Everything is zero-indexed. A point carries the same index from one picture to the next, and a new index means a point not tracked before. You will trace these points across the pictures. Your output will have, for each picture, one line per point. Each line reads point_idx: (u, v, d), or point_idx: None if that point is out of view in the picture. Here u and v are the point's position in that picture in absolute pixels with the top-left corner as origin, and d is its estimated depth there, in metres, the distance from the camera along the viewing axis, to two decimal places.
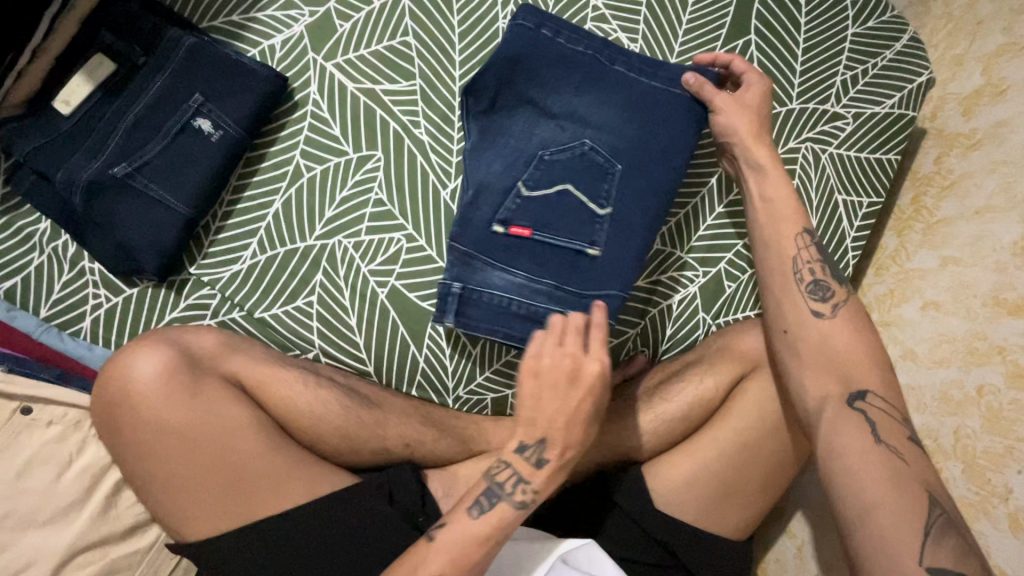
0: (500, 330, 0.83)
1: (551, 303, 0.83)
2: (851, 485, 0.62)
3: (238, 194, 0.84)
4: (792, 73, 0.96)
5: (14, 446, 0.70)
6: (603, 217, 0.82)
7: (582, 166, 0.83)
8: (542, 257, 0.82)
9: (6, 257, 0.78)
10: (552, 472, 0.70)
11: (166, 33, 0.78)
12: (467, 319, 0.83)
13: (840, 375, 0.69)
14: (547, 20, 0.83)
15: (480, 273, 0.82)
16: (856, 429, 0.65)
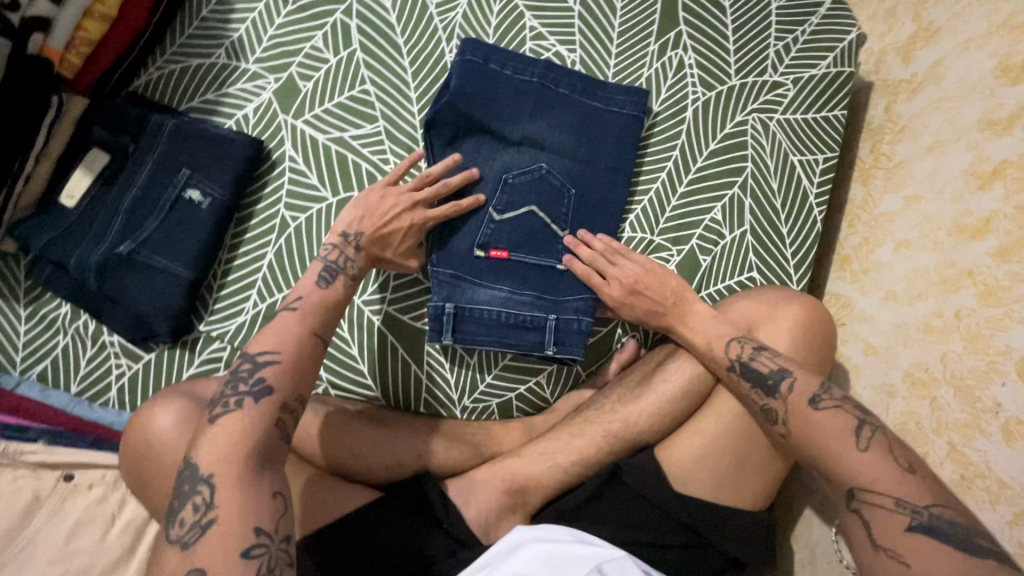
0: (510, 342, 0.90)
1: (535, 311, 0.90)
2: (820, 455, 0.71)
3: (233, 251, 0.91)
4: (726, 53, 1.01)
5: (62, 511, 0.74)
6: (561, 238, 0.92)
7: (543, 187, 0.92)
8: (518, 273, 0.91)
9: (35, 343, 0.85)
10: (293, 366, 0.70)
11: (149, 120, 0.87)
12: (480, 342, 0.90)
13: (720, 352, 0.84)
14: (491, 55, 0.91)
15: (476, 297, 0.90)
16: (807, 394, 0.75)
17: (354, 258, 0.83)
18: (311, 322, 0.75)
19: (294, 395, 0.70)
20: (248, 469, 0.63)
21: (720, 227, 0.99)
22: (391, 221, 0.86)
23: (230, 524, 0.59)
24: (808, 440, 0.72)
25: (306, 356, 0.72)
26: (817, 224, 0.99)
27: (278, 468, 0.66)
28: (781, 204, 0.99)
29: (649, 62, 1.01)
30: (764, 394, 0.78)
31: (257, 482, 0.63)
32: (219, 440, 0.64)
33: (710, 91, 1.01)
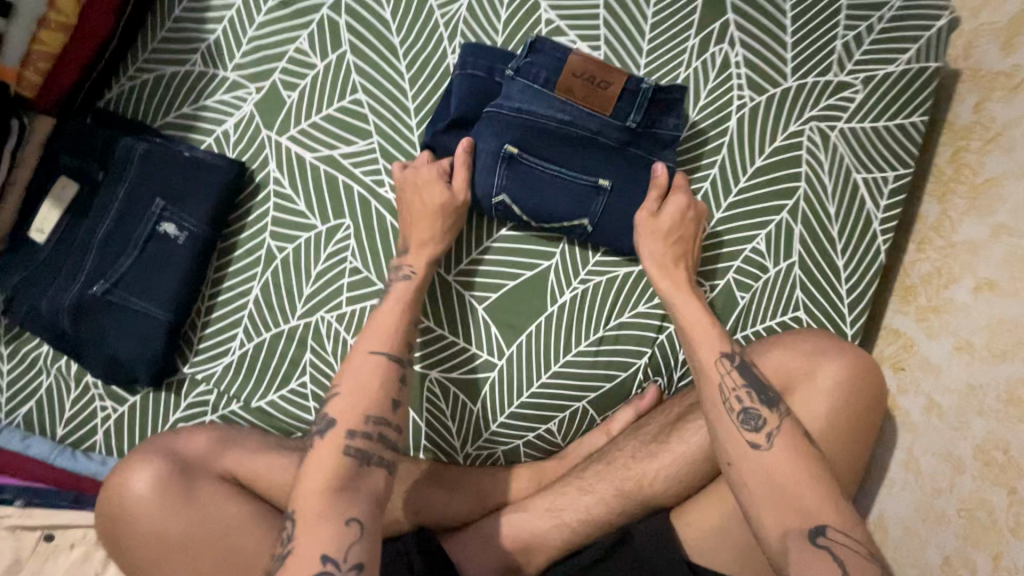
0: (549, 48, 0.78)
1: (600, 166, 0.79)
2: (791, 487, 0.63)
3: (218, 286, 0.84)
4: (783, 47, 0.85)
5: (44, 572, 0.72)
6: (603, 187, 0.79)
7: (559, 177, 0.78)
8: (564, 143, 0.78)
9: (18, 384, 0.81)
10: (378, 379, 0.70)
11: (119, 144, 0.79)
12: (530, 50, 0.78)
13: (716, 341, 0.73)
14: (496, 64, 0.80)
15: (515, 92, 0.78)
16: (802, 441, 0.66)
17: (406, 261, 0.79)
18: (372, 341, 0.73)
19: (361, 418, 0.67)
20: (325, 498, 0.61)
21: (763, 259, 0.85)
22: (426, 204, 0.78)
23: (305, 550, 0.58)
24: (781, 461, 0.64)
25: (371, 375, 0.70)
26: (881, 255, 0.84)
27: (354, 492, 0.63)
28: (838, 232, 0.85)
29: (687, 60, 0.85)
30: (758, 399, 0.68)
31: (329, 508, 0.61)
32: (307, 475, 0.63)
33: (759, 96, 0.85)
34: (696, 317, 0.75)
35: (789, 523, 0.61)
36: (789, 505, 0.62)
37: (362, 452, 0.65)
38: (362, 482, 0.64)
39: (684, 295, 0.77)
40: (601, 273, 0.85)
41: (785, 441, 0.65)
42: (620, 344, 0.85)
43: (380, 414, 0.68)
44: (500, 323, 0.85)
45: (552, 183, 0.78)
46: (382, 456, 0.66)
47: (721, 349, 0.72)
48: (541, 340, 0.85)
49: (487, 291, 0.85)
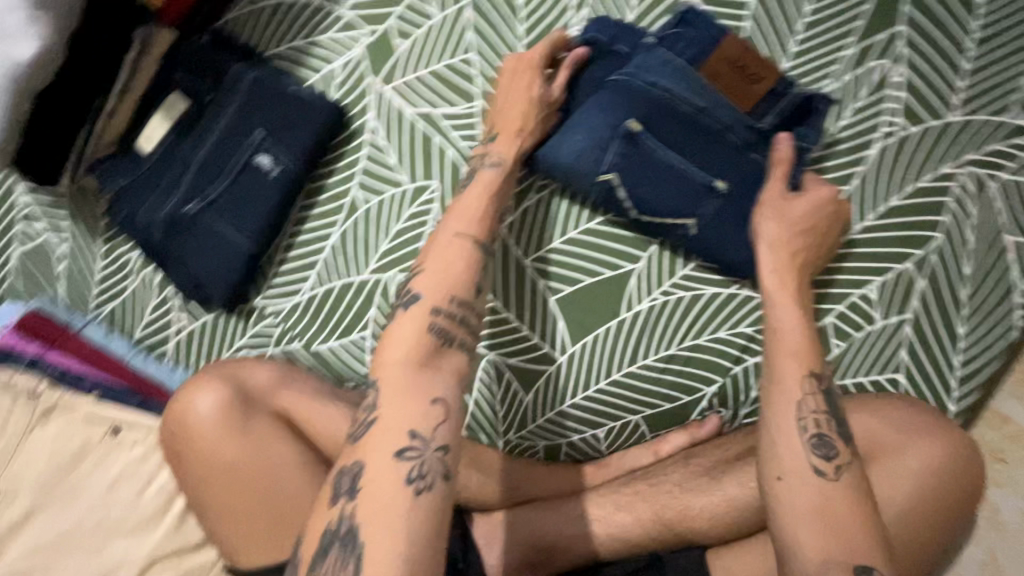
0: (703, 24, 0.74)
1: (718, 169, 0.72)
2: (843, 530, 0.56)
3: (299, 225, 0.84)
4: (957, 74, 0.73)
5: (107, 462, 0.77)
6: (719, 191, 0.72)
7: (674, 169, 0.72)
8: (691, 131, 0.72)
9: (108, 282, 0.86)
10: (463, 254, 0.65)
11: (230, 70, 0.80)
12: (682, 21, 0.75)
13: (805, 351, 0.64)
14: (626, 35, 0.76)
15: (653, 64, 0.72)
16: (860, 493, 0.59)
17: (493, 149, 0.74)
18: (456, 224, 0.67)
19: (446, 297, 0.61)
20: (412, 371, 0.56)
21: (870, 308, 0.76)
22: (518, 93, 0.74)
23: (392, 420, 0.54)
24: (843, 499, 0.58)
25: (453, 256, 0.64)
26: (1012, 330, 0.74)
27: (438, 372, 0.57)
28: (967, 296, 0.75)
29: (838, 72, 0.75)
30: (832, 428, 0.62)
31: (414, 384, 0.56)
32: (390, 344, 0.59)
33: (915, 125, 0.74)
34: (791, 324, 0.66)
35: (832, 553, 0.55)
36: (841, 542, 0.56)
37: (445, 330, 0.60)
38: (441, 363, 0.58)
39: (787, 298, 0.67)
40: (686, 287, 0.79)
41: (852, 482, 0.59)
42: (690, 366, 0.80)
43: (464, 297, 0.62)
44: (568, 318, 0.82)
45: (666, 173, 0.72)
46: (465, 340, 0.60)
47: (810, 369, 0.64)
48: (607, 344, 0.81)
49: (560, 283, 0.82)
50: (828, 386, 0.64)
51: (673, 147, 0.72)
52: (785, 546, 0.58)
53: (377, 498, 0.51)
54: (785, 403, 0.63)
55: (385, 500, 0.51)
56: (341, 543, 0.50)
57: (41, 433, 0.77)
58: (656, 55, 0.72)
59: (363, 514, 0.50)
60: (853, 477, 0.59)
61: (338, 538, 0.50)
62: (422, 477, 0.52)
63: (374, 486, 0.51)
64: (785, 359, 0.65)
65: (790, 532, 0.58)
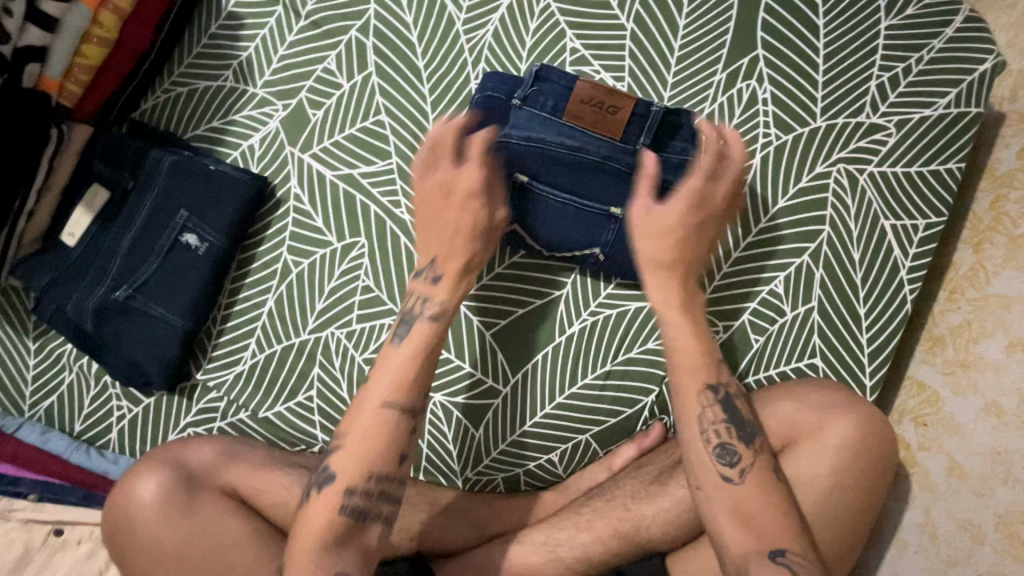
0: (556, 77, 0.78)
1: (610, 197, 0.77)
2: (755, 522, 0.64)
3: (234, 295, 0.86)
4: (814, 86, 0.82)
5: (50, 567, 0.76)
6: (615, 216, 0.77)
7: (570, 209, 0.78)
8: (576, 169, 0.77)
9: (44, 378, 0.85)
10: (387, 421, 0.66)
11: (148, 156, 0.82)
12: (536, 77, 0.78)
13: (700, 368, 0.71)
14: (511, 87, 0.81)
15: (526, 120, 0.77)
16: (769, 492, 0.66)
17: (433, 293, 0.73)
18: (385, 391, 0.67)
19: (363, 475, 0.64)
20: (322, 548, 0.61)
21: (780, 302, 0.83)
22: (442, 236, 0.74)
23: None
24: (752, 493, 0.65)
25: (380, 428, 0.65)
26: (907, 304, 0.81)
27: (345, 553, 0.62)
28: (861, 280, 0.82)
29: (713, 95, 0.83)
30: (735, 433, 0.68)
31: (321, 565, 0.60)
32: (305, 526, 0.63)
33: (786, 134, 0.82)
34: (687, 345, 0.71)
35: (752, 544, 0.63)
36: (756, 531, 0.63)
37: (361, 509, 0.63)
38: (357, 540, 0.63)
39: (679, 317, 0.72)
40: (611, 306, 0.84)
41: (757, 477, 0.66)
42: (628, 379, 0.84)
43: (384, 472, 0.65)
44: (507, 350, 0.85)
45: (562, 212, 0.78)
46: (382, 513, 0.64)
47: (706, 379, 0.70)
48: (546, 371, 0.85)
49: (494, 318, 0.85)
50: (724, 396, 0.70)
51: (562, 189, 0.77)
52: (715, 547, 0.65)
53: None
54: (692, 427, 0.69)
55: None
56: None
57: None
58: (523, 111, 0.78)
59: None
60: (758, 473, 0.66)
61: None
62: None
63: None
64: (683, 380, 0.71)
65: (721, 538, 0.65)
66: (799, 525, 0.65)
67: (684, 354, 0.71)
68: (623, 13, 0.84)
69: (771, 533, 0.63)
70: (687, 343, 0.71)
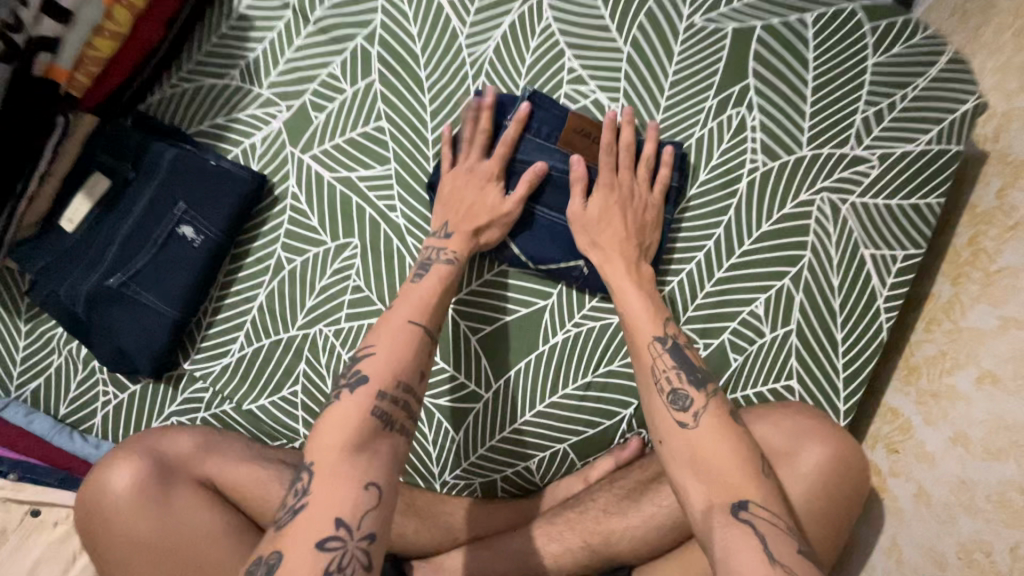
0: (548, 105, 0.84)
1: None
2: (715, 472, 0.63)
3: (226, 289, 0.87)
4: (801, 116, 0.85)
5: (24, 550, 0.75)
6: None
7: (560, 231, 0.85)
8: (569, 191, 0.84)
9: (33, 360, 0.86)
10: (416, 334, 0.72)
11: (149, 148, 0.84)
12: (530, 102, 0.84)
13: (651, 323, 0.76)
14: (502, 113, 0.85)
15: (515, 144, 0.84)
16: (729, 439, 0.66)
17: (449, 245, 0.81)
18: (407, 312, 0.74)
19: (392, 381, 0.67)
20: (341, 454, 0.60)
21: (760, 323, 0.85)
22: (471, 193, 0.82)
23: (322, 507, 0.57)
24: (710, 441, 0.66)
25: (406, 344, 0.70)
26: (883, 332, 0.83)
27: (373, 454, 0.62)
28: (839, 305, 0.84)
29: (703, 120, 0.86)
30: (686, 379, 0.71)
31: (342, 468, 0.59)
32: (320, 430, 0.63)
33: (773, 161, 0.85)
34: (635, 307, 0.77)
35: (717, 497, 0.62)
36: (717, 480, 0.63)
37: (386, 413, 0.65)
38: (378, 446, 0.63)
39: (628, 285, 0.79)
40: (595, 318, 0.86)
41: (712, 419, 0.68)
42: (608, 392, 0.86)
43: (408, 381, 0.68)
44: (491, 356, 0.87)
45: (554, 233, 0.85)
46: (403, 424, 0.66)
47: (654, 333, 0.75)
48: (528, 378, 0.86)
49: (481, 324, 0.87)
50: (673, 345, 0.74)
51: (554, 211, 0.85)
52: (681, 497, 0.65)
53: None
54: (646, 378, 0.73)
55: None
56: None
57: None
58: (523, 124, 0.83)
59: None
60: (713, 417, 0.68)
61: None
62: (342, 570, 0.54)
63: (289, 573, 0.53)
64: (634, 336, 0.75)
65: (704, 530, 0.61)
66: (765, 480, 0.64)
67: (634, 314, 0.77)
68: (620, 37, 0.87)
69: (733, 484, 0.62)
70: (638, 305, 0.77)
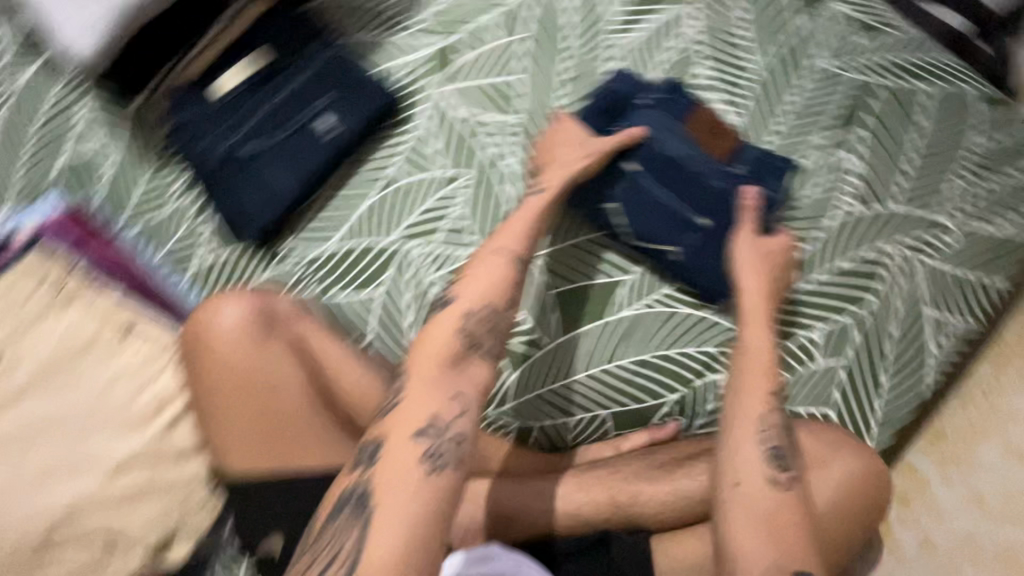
0: (684, 101, 0.93)
1: (701, 208, 0.90)
2: (784, 534, 0.64)
3: (338, 187, 0.95)
4: (900, 175, 0.93)
5: (106, 364, 0.80)
6: (703, 226, 0.89)
7: (666, 212, 0.90)
8: (681, 175, 0.90)
9: (150, 202, 0.94)
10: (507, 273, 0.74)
11: (310, 46, 0.93)
12: (665, 91, 0.93)
13: (768, 375, 0.75)
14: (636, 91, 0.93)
15: (652, 122, 0.91)
16: (802, 511, 0.67)
17: (542, 180, 0.85)
18: (503, 241, 0.77)
19: (478, 304, 0.71)
20: (440, 367, 0.66)
21: (814, 349, 0.90)
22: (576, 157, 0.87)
23: (417, 399, 0.65)
24: (791, 506, 0.66)
25: (490, 273, 0.73)
26: (925, 387, 0.89)
27: (458, 375, 0.67)
28: (891, 352, 0.89)
29: (810, 154, 0.94)
30: (788, 450, 0.71)
31: (436, 383, 0.65)
32: (422, 346, 0.69)
33: (865, 208, 0.92)
34: (760, 346, 0.77)
35: (778, 555, 0.63)
36: (785, 546, 0.63)
37: (468, 343, 0.69)
38: (465, 368, 0.68)
39: (758, 323, 0.79)
40: (666, 304, 0.92)
41: (799, 492, 0.68)
42: (660, 373, 0.91)
43: (495, 309, 0.72)
44: (562, 312, 0.93)
45: (657, 214, 0.90)
46: (484, 350, 0.69)
47: (774, 386, 0.75)
48: (590, 341, 0.92)
49: (560, 281, 0.94)
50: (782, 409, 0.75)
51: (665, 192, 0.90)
52: (737, 540, 0.65)
53: (393, 480, 0.60)
54: (748, 417, 0.72)
55: (396, 480, 0.60)
56: (358, 498, 0.60)
57: (53, 322, 0.81)
58: (656, 105, 0.92)
59: (378, 484, 0.60)
60: (802, 490, 0.68)
61: (352, 499, 0.60)
62: (434, 458, 0.61)
63: (388, 464, 0.61)
64: (750, 379, 0.75)
65: (737, 529, 0.65)
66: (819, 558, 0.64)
67: (753, 367, 0.76)
68: (754, 67, 0.97)
69: (798, 550, 0.63)
70: (757, 348, 0.77)
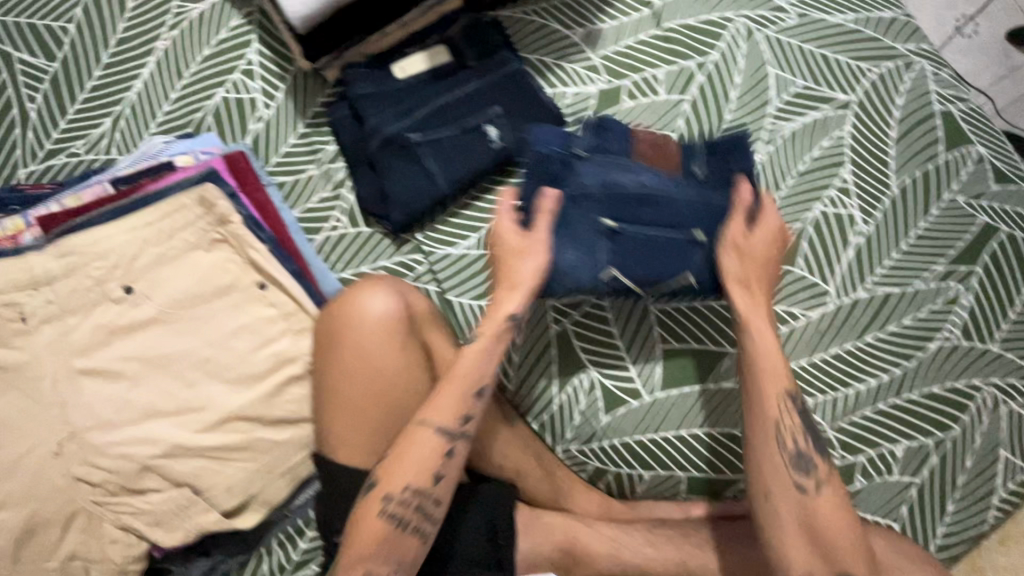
0: (617, 129, 0.87)
1: (683, 232, 0.82)
2: (811, 533, 0.73)
3: (482, 193, 0.94)
4: (1003, 317, 0.96)
5: (230, 314, 0.77)
6: (699, 239, 0.82)
7: (661, 243, 0.81)
8: (648, 202, 0.81)
9: (293, 159, 0.93)
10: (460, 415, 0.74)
11: (499, 53, 0.94)
12: (598, 125, 0.87)
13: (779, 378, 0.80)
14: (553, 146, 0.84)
15: (602, 165, 0.83)
16: (836, 501, 0.75)
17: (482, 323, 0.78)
18: (456, 388, 0.75)
19: (405, 485, 0.71)
20: (384, 532, 0.70)
21: (893, 463, 0.93)
22: (529, 267, 0.78)
23: (359, 558, 0.69)
24: (824, 504, 0.75)
25: (438, 419, 0.73)
26: (985, 522, 0.93)
27: (401, 539, 0.70)
28: (962, 482, 0.93)
29: (927, 277, 0.96)
30: (818, 451, 0.78)
31: (378, 543, 0.70)
32: (359, 515, 0.71)
33: (966, 340, 0.95)
34: (767, 348, 0.81)
35: (814, 562, 0.71)
36: (821, 550, 0.72)
37: (400, 515, 0.71)
38: (401, 538, 0.71)
39: (756, 314, 0.82)
40: None
41: (829, 492, 0.76)
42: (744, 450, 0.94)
43: (427, 482, 0.72)
44: (666, 368, 0.94)
45: (670, 260, 0.81)
46: (418, 524, 0.71)
47: (789, 388, 0.80)
48: (686, 404, 0.94)
49: (671, 337, 0.95)
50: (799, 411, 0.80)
51: (671, 228, 0.82)
52: (771, 555, 0.74)
53: None
54: (763, 439, 0.78)
55: None
56: None
57: (201, 256, 0.77)
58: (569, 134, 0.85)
59: None
60: (832, 489, 0.76)
61: None
62: None
63: None
64: (760, 393, 0.79)
65: (776, 543, 0.74)
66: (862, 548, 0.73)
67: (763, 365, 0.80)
68: (894, 178, 0.98)
69: (833, 545, 0.72)
70: (753, 351, 0.81)
